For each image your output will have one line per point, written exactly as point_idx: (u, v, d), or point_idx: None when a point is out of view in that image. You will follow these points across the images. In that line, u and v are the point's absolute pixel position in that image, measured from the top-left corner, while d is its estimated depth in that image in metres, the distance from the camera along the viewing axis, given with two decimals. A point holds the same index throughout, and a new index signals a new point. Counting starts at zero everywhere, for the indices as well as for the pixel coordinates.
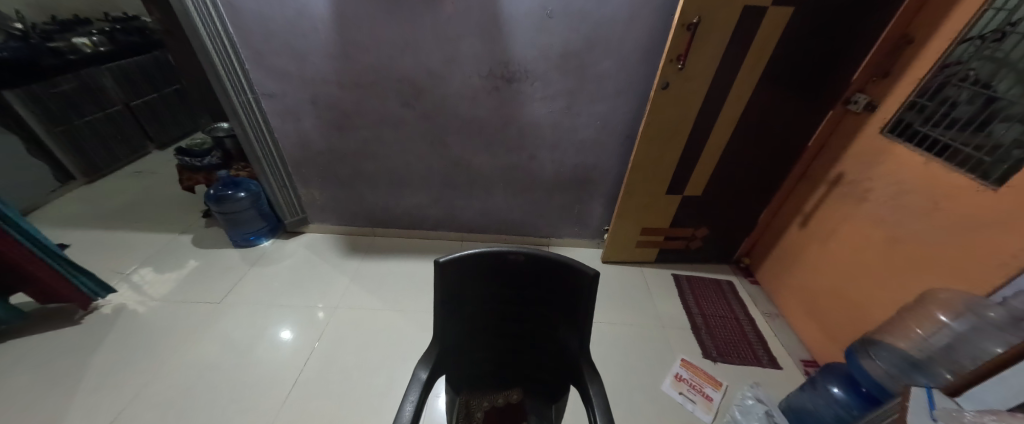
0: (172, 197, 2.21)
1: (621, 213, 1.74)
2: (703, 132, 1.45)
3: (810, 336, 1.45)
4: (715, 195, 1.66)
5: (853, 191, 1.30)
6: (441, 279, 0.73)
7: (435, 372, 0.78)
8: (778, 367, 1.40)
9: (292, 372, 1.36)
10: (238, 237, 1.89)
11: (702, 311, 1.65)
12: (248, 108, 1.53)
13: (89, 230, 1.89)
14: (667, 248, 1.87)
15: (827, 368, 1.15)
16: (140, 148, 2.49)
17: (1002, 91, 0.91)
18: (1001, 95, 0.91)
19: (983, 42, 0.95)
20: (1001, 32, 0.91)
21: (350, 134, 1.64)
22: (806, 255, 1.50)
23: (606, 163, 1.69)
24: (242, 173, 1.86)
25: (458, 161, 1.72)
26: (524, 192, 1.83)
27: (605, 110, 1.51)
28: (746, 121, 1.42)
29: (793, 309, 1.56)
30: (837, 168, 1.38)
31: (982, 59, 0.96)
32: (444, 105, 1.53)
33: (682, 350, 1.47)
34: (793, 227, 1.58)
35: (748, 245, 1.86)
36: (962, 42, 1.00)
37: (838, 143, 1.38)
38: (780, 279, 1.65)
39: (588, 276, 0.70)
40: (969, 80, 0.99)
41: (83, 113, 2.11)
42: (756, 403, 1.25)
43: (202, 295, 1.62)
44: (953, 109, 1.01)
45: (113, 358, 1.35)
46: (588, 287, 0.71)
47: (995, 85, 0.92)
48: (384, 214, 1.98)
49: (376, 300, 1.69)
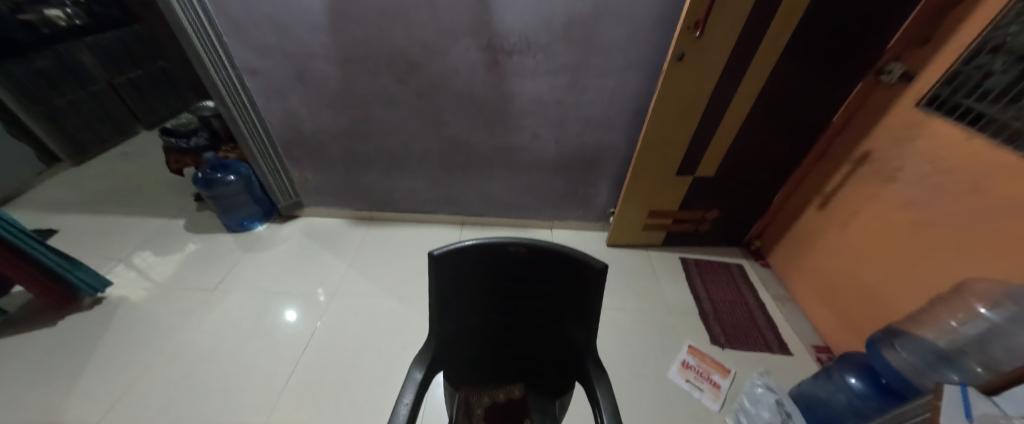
0: (162, 180, 2.13)
1: (628, 195, 1.66)
2: (719, 108, 1.33)
3: (824, 322, 1.40)
4: (729, 176, 1.56)
5: (881, 171, 1.21)
6: (437, 273, 0.66)
7: (431, 371, 0.73)
8: (788, 354, 1.36)
9: (291, 357, 1.34)
10: (232, 222, 1.82)
11: (710, 295, 1.60)
12: (230, 85, 1.42)
13: (78, 215, 1.83)
14: (675, 231, 1.79)
15: (844, 358, 1.09)
16: (127, 129, 2.39)
17: None
18: None
19: None
20: None
21: (341, 113, 1.54)
22: (824, 238, 1.43)
23: (614, 142, 1.59)
24: (230, 155, 1.73)
25: (457, 141, 1.63)
26: (526, 173, 1.75)
27: (613, 85, 1.40)
28: (769, 94, 1.29)
29: (806, 294, 1.50)
30: (864, 145, 1.27)
31: None
32: (440, 81, 1.42)
33: (690, 337, 1.43)
34: (811, 209, 1.50)
35: (760, 227, 1.79)
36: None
37: (865, 117, 1.27)
38: (794, 262, 1.59)
39: (594, 269, 0.64)
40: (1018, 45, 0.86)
41: (64, 92, 2.00)
42: (765, 392, 1.20)
43: (198, 282, 1.58)
44: (1000, 79, 0.89)
45: (108, 346, 1.32)
46: (597, 282, 0.65)
47: None
48: (381, 197, 1.90)
49: (375, 287, 1.64)
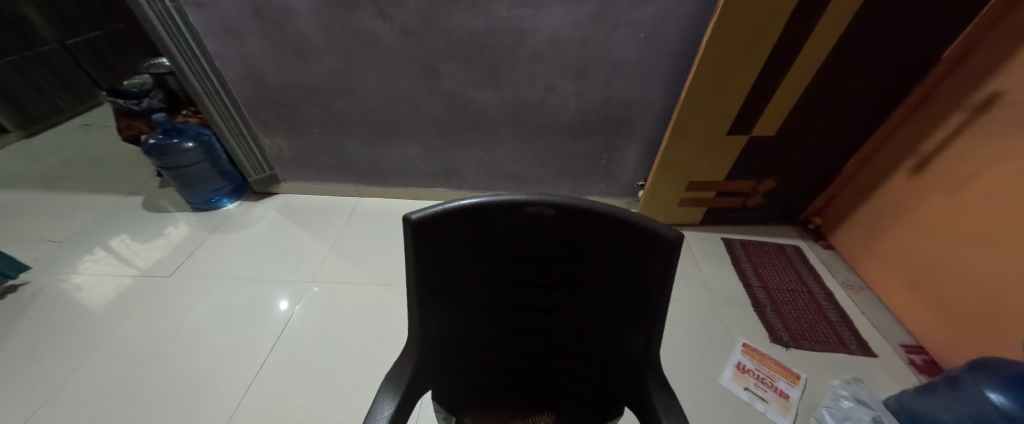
0: (121, 153, 1.87)
1: (664, 162, 1.37)
2: (796, 39, 1.02)
3: (916, 316, 1.12)
4: (792, 136, 1.26)
5: (1018, 117, 0.89)
6: (414, 249, 0.39)
7: (409, 399, 0.47)
8: (871, 355, 1.08)
9: (256, 354, 1.10)
10: (197, 199, 1.57)
11: (764, 283, 1.32)
12: (171, 25, 1.14)
13: (21, 191, 1.59)
14: (718, 207, 1.51)
15: (980, 366, 0.80)
16: (88, 97, 2.13)
17: None
18: None
19: None
20: None
21: (312, 62, 1.25)
22: (916, 212, 1.13)
23: (648, 95, 1.29)
24: (191, 119, 1.49)
25: (455, 96, 1.34)
26: (538, 138, 1.46)
27: (652, 17, 1.10)
28: (865, 19, 0.97)
29: (889, 281, 1.21)
30: (990, 88, 0.96)
31: None
32: (430, 13, 1.12)
33: (744, 333, 1.16)
34: (900, 175, 1.19)
35: (823, 202, 1.49)
36: None
37: (995, 49, 0.96)
38: (870, 243, 1.29)
39: (666, 243, 0.35)
40: None
41: (6, 51, 1.74)
42: (855, 407, 0.94)
43: (152, 267, 1.34)
44: None
45: (28, 344, 1.08)
46: (667, 266, 0.36)
47: None
48: (369, 170, 1.64)
49: (363, 273, 1.39)
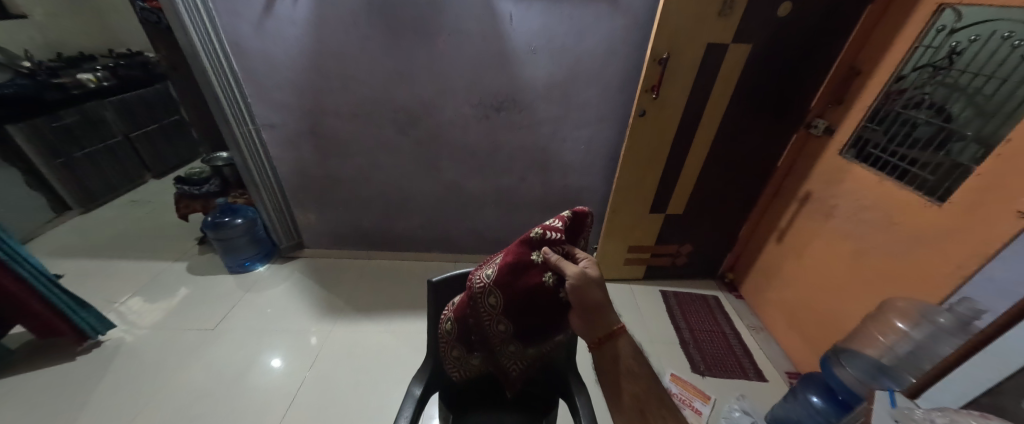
0: (166, 224, 2.22)
1: (608, 232, 1.81)
2: (681, 154, 1.53)
3: (793, 348, 1.50)
4: (696, 213, 1.74)
5: (821, 208, 1.38)
6: (435, 297, 0.78)
7: (429, 389, 0.77)
8: (763, 380, 1.44)
9: (284, 396, 1.35)
10: (234, 263, 1.90)
11: (690, 326, 1.70)
12: (250, 139, 1.60)
13: (83, 259, 1.90)
14: (655, 265, 1.93)
15: (806, 378, 1.22)
16: (138, 178, 2.52)
17: (953, 113, 0.99)
18: (952, 116, 1.00)
19: (933, 69, 1.05)
20: (949, 60, 1.01)
21: (346, 161, 1.70)
22: (782, 269, 1.58)
23: (592, 184, 1.78)
24: (239, 200, 1.91)
25: (452, 184, 1.79)
26: (515, 212, 1.90)
27: (587, 136, 1.61)
28: (721, 144, 1.51)
29: (776, 322, 1.61)
30: (805, 187, 1.47)
31: (935, 84, 1.05)
32: (436, 132, 1.61)
33: (672, 366, 1.50)
34: (771, 243, 1.66)
35: (732, 260, 1.93)
36: (914, 69, 1.10)
37: (804, 163, 1.49)
38: (762, 294, 1.72)
39: None
40: (923, 104, 1.07)
41: (85, 145, 2.16)
42: (743, 416, 1.28)
43: (198, 322, 1.61)
44: (914, 130, 1.09)
45: (106, 387, 1.32)
46: None
47: (948, 107, 1.01)
48: (379, 237, 2.02)
49: (372, 323, 1.69)
